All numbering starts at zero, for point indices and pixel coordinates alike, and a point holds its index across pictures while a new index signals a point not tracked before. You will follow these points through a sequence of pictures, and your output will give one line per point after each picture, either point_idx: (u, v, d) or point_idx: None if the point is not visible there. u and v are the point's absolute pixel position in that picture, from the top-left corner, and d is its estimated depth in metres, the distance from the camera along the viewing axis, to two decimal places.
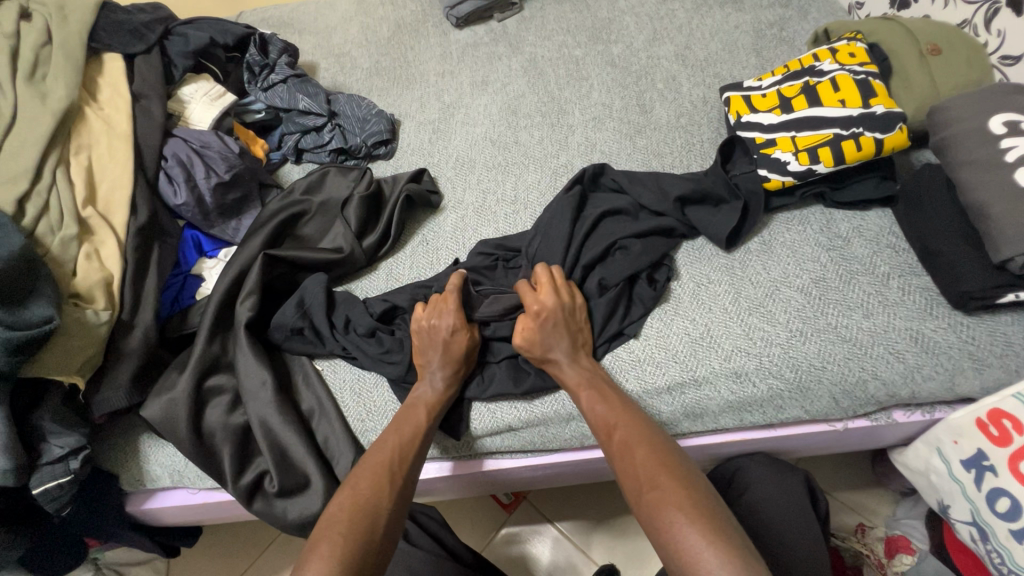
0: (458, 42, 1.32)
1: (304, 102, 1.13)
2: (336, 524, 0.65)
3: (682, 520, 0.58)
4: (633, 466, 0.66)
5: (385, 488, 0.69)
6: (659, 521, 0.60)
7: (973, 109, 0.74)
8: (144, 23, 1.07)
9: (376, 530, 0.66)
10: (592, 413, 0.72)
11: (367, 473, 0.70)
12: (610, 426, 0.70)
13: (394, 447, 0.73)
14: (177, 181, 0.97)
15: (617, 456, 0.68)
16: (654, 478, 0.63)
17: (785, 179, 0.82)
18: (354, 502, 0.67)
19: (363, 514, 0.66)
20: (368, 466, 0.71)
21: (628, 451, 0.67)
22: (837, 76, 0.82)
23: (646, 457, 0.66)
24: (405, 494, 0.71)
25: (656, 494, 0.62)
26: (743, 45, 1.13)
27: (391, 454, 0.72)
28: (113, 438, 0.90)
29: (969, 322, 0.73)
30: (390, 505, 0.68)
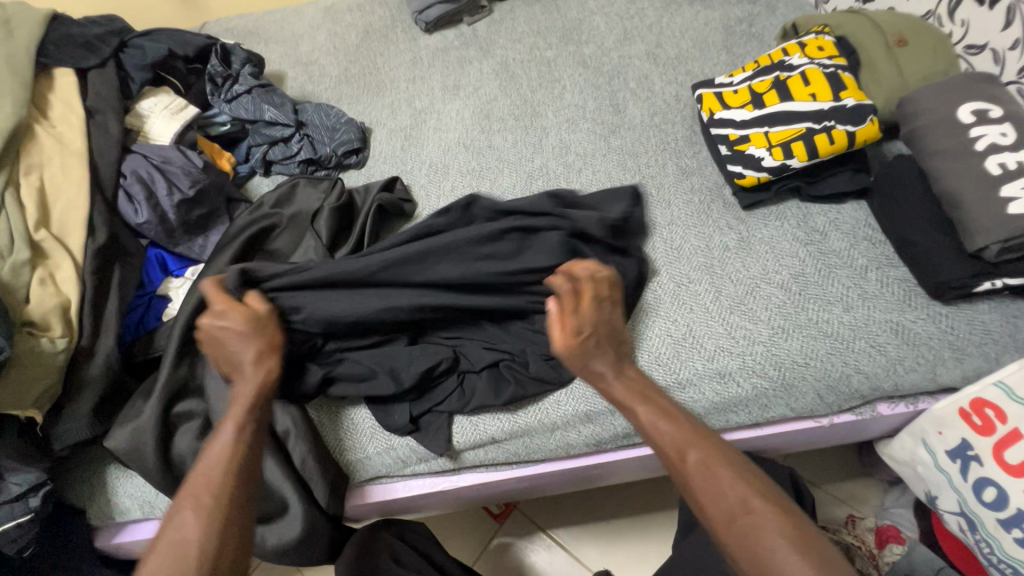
0: (427, 47, 1.30)
1: (270, 113, 1.10)
2: (158, 555, 0.59)
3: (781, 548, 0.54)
4: (714, 486, 0.59)
5: (205, 502, 0.62)
6: (751, 548, 0.55)
7: (941, 99, 0.74)
8: (98, 36, 1.04)
9: (191, 556, 0.58)
10: (656, 432, 0.64)
11: (190, 488, 0.63)
12: (680, 447, 0.62)
13: (218, 460, 0.65)
14: (137, 199, 0.94)
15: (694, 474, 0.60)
16: (748, 502, 0.57)
17: (759, 176, 0.82)
18: (184, 524, 0.60)
19: (184, 538, 0.59)
20: (191, 485, 0.63)
21: (708, 469, 0.60)
22: (806, 70, 0.82)
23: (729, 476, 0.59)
24: (238, 509, 0.63)
25: (746, 519, 0.56)
26: (714, 42, 1.13)
27: (211, 465, 0.65)
28: (78, 470, 0.86)
29: (948, 312, 0.72)
30: (213, 526, 0.60)
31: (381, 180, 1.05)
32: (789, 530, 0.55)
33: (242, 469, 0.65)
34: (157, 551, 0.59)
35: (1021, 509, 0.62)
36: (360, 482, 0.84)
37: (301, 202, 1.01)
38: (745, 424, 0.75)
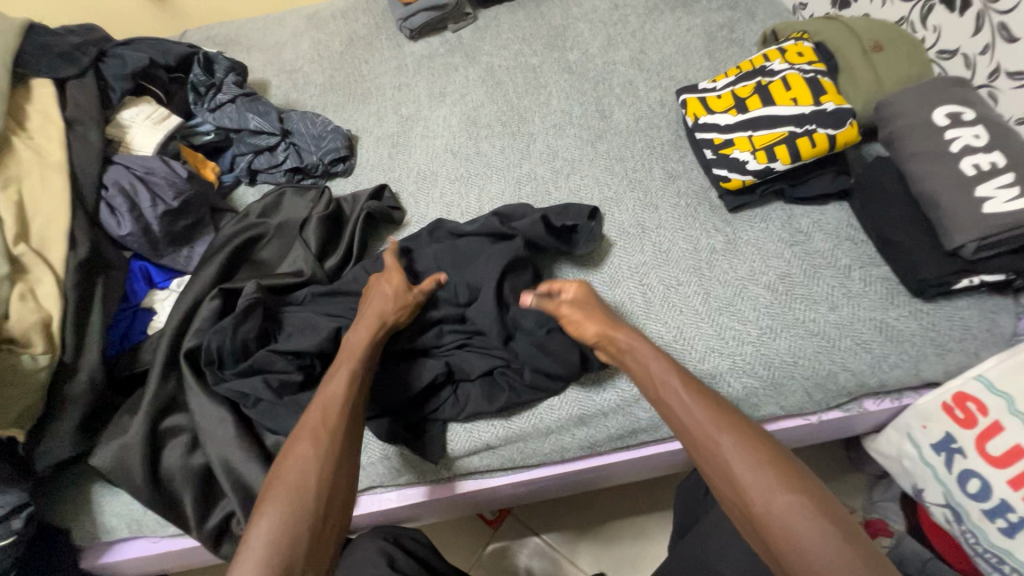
0: (413, 54, 1.30)
1: (255, 121, 1.09)
2: (279, 488, 0.60)
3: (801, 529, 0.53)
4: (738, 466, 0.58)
5: (319, 442, 0.64)
6: (780, 530, 0.54)
7: (917, 102, 0.76)
8: (76, 46, 1.02)
9: (309, 494, 0.60)
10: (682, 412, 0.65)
11: (308, 425, 0.65)
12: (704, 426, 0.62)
13: (337, 401, 0.67)
14: (120, 211, 0.92)
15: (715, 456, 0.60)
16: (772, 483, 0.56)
17: (745, 178, 0.83)
18: (298, 464, 0.61)
19: (303, 478, 0.61)
20: (306, 424, 0.65)
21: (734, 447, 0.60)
22: (787, 75, 0.84)
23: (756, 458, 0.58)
24: (349, 448, 0.65)
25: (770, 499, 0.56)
26: (696, 48, 1.15)
27: (327, 403, 0.67)
28: (62, 489, 0.84)
29: (928, 309, 0.74)
30: (329, 466, 0.62)
31: (368, 188, 1.05)
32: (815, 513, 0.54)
33: (355, 407, 0.68)
34: (274, 490, 0.60)
35: (1004, 499, 0.64)
36: (354, 493, 0.83)
37: (288, 212, 1.00)
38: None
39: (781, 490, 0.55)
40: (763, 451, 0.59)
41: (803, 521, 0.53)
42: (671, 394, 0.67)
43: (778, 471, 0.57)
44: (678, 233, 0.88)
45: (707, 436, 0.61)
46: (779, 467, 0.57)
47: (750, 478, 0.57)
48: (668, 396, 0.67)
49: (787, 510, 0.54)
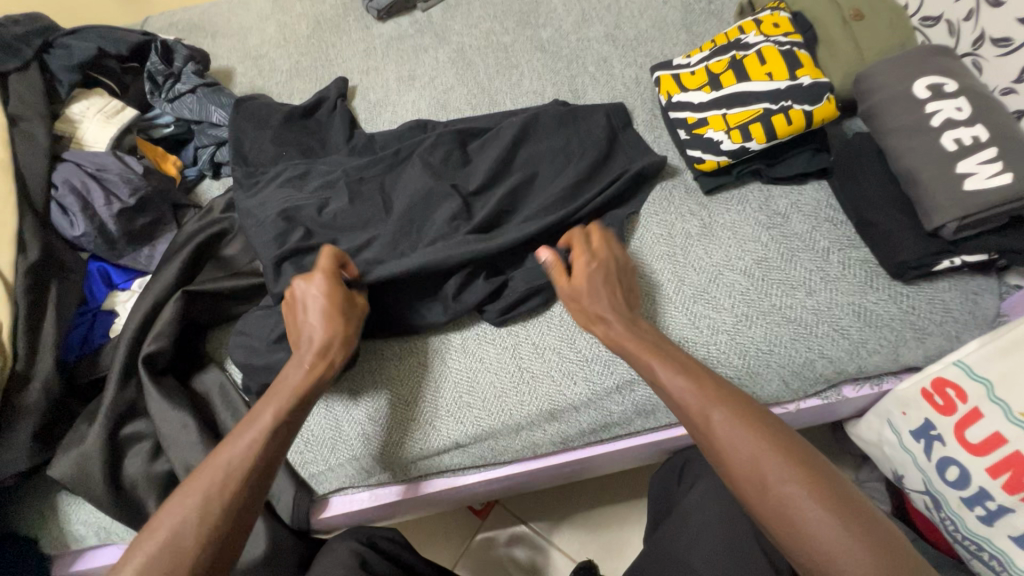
0: (381, 35, 1.24)
1: (217, 114, 1.04)
2: (160, 529, 0.55)
3: (765, 466, 0.53)
4: (742, 445, 0.54)
5: (210, 505, 0.57)
6: (774, 507, 0.51)
7: (897, 74, 0.72)
8: (19, 37, 0.98)
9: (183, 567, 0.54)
10: (677, 394, 0.60)
11: (198, 481, 0.58)
12: (702, 407, 0.58)
13: (244, 455, 0.60)
14: (71, 211, 0.88)
15: (719, 441, 0.55)
16: (752, 445, 0.54)
17: (719, 159, 0.79)
18: (175, 517, 0.56)
19: (182, 529, 0.55)
20: (201, 474, 0.59)
21: (714, 415, 0.56)
22: (762, 48, 0.80)
23: (734, 418, 0.56)
24: (243, 508, 0.58)
25: (773, 473, 0.52)
26: (673, 21, 1.09)
27: (231, 459, 0.60)
28: (27, 500, 0.82)
29: (909, 292, 0.72)
30: (218, 524, 0.56)
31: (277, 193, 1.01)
32: (794, 471, 0.52)
33: (266, 461, 0.61)
34: (153, 538, 0.55)
35: (983, 487, 0.63)
36: (325, 494, 0.80)
37: (266, 169, 0.96)
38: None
39: (835, 520, 0.49)
40: (765, 432, 0.55)
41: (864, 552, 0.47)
42: (704, 416, 0.57)
43: (778, 449, 0.53)
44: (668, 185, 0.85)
45: (764, 475, 0.52)
46: (809, 470, 0.52)
47: (818, 523, 0.49)
48: (699, 415, 0.58)
49: (845, 542, 0.48)
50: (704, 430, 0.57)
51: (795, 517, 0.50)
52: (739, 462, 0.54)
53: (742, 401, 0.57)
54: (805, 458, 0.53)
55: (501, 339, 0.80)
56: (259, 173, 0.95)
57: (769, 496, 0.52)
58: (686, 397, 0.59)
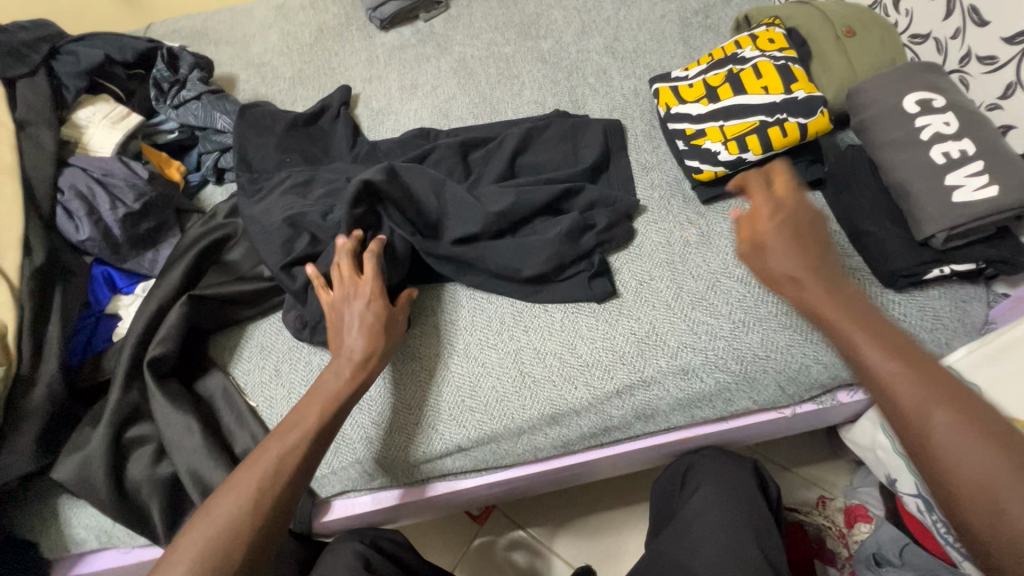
0: (384, 45, 1.26)
1: (221, 121, 1.05)
2: (211, 521, 0.57)
3: (983, 460, 0.46)
4: (961, 446, 0.47)
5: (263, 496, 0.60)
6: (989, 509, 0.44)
7: (888, 89, 0.75)
8: (26, 43, 0.99)
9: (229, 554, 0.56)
10: (892, 388, 0.52)
11: (247, 474, 0.61)
12: (919, 405, 0.50)
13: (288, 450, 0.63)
14: (77, 216, 0.89)
15: (930, 439, 0.48)
16: (956, 434, 0.47)
17: (716, 169, 0.82)
18: (229, 507, 0.58)
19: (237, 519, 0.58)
20: (252, 469, 0.61)
21: (931, 410, 0.49)
22: (758, 62, 0.82)
23: (960, 413, 0.48)
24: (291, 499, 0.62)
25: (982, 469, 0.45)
26: (670, 35, 1.12)
27: (280, 454, 0.63)
28: (29, 503, 0.82)
29: (901, 300, 0.73)
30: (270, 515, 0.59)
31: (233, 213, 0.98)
32: None
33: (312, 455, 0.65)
34: (203, 529, 0.57)
35: None
36: (327, 497, 0.81)
37: (271, 175, 0.97)
38: (698, 421, 0.77)
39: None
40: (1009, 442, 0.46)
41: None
42: (922, 413, 0.49)
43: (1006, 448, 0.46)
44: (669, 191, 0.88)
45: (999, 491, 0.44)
46: None
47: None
48: (916, 412, 0.50)
49: None
50: (919, 427, 0.49)
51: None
52: (960, 467, 0.46)
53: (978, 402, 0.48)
54: None
55: (503, 343, 0.81)
56: (264, 179, 0.96)
57: (987, 500, 0.45)
58: (905, 391, 0.50)
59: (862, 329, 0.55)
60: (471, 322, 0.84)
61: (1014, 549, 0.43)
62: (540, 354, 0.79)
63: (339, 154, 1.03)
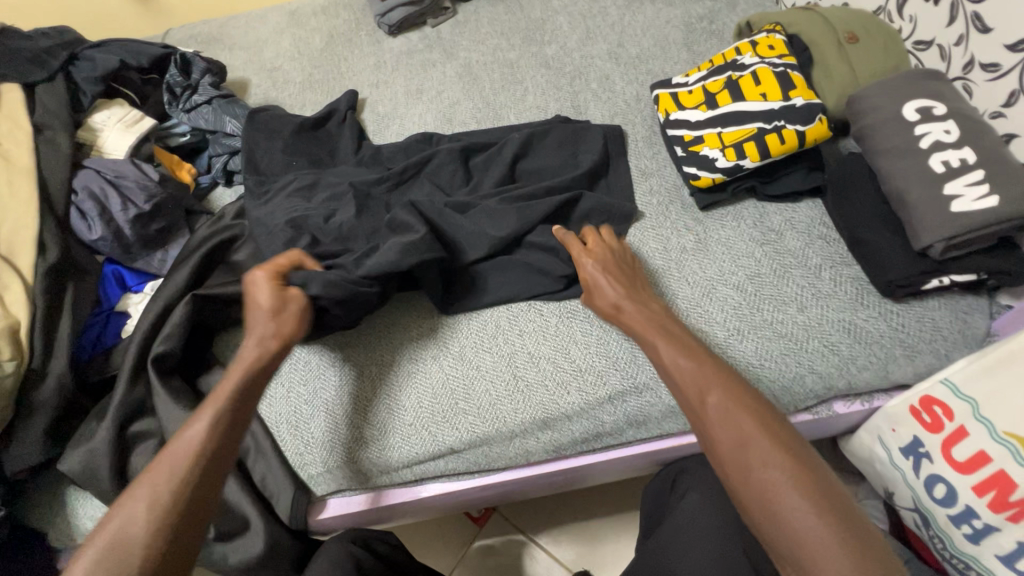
0: (391, 50, 1.28)
1: (230, 125, 1.08)
2: (113, 525, 0.55)
3: (750, 446, 0.53)
4: (737, 433, 0.54)
5: (159, 494, 0.57)
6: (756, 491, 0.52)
7: (888, 96, 0.74)
8: (46, 49, 1.02)
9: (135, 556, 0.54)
10: (681, 384, 0.60)
11: (151, 475, 0.59)
12: (699, 398, 0.58)
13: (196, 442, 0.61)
14: (90, 216, 0.92)
15: (715, 429, 0.56)
16: (726, 421, 0.55)
17: (714, 176, 0.81)
18: (134, 509, 0.56)
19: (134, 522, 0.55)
20: (155, 471, 0.59)
21: (715, 403, 0.57)
22: (757, 69, 0.81)
23: (736, 405, 0.56)
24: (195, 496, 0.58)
25: (757, 455, 0.53)
26: (675, 40, 1.12)
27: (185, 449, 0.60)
28: (38, 492, 0.85)
29: (899, 310, 0.73)
30: (178, 510, 0.57)
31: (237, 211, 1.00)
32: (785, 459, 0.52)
33: (221, 446, 0.62)
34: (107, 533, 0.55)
35: (968, 506, 0.63)
36: (323, 495, 0.82)
37: (276, 178, 1.00)
38: (690, 429, 0.77)
39: (803, 503, 0.50)
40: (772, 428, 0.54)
41: (826, 532, 0.48)
42: (701, 402, 0.58)
43: (769, 433, 0.54)
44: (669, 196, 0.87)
45: (749, 461, 0.53)
46: (797, 461, 0.52)
47: (798, 516, 0.49)
48: (697, 399, 0.58)
49: (819, 529, 0.48)
50: (701, 417, 0.57)
51: (768, 491, 0.51)
52: (730, 451, 0.54)
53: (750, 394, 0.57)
54: (789, 438, 0.54)
55: (496, 348, 0.82)
56: (270, 182, 0.99)
57: (741, 468, 0.53)
58: (689, 380, 0.59)
59: (659, 334, 0.65)
60: (465, 325, 0.84)
61: (778, 528, 0.50)
62: (534, 359, 0.80)
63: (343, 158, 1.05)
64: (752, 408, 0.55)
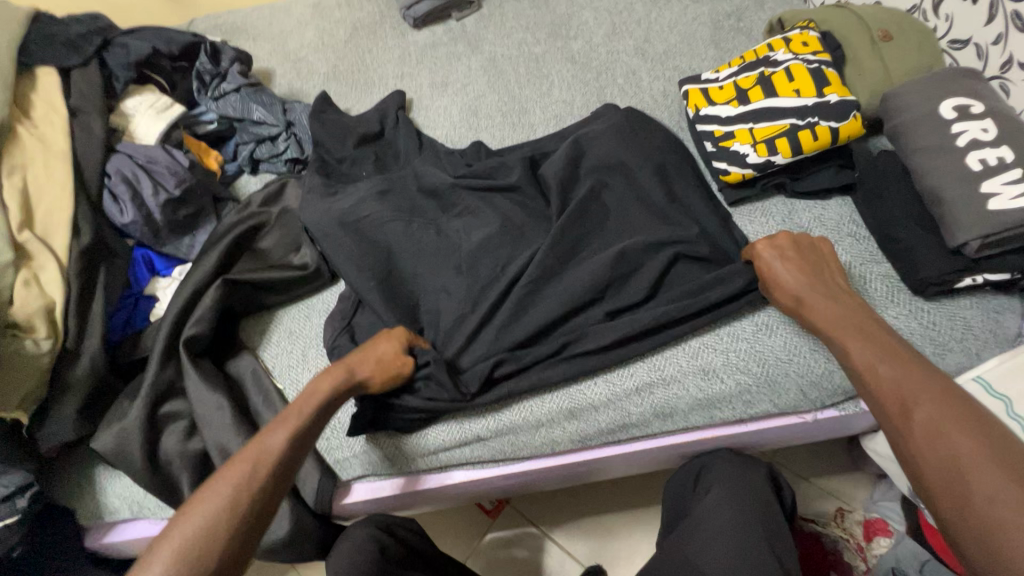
0: (416, 43, 1.29)
1: (258, 113, 1.09)
2: (193, 519, 0.58)
3: (966, 460, 0.54)
4: (948, 446, 0.55)
5: (240, 497, 0.60)
6: (958, 503, 0.52)
7: (923, 94, 0.74)
8: (80, 35, 1.03)
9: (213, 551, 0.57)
10: (879, 386, 0.61)
11: (234, 472, 0.62)
12: (903, 405, 0.59)
13: (280, 450, 0.65)
14: (122, 200, 0.93)
15: (918, 438, 0.57)
16: (935, 431, 0.56)
17: (744, 172, 0.82)
18: (213, 504, 0.59)
19: (217, 515, 0.59)
20: (233, 470, 0.62)
21: (924, 414, 0.57)
22: (791, 66, 0.81)
23: (952, 420, 0.56)
24: (264, 505, 0.61)
25: (971, 469, 0.53)
26: (702, 37, 1.12)
27: (260, 457, 0.64)
28: (68, 470, 0.86)
29: (929, 308, 0.72)
30: (250, 512, 0.60)
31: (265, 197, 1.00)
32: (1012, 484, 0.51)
33: (292, 460, 0.66)
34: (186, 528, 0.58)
35: None
36: (348, 480, 0.83)
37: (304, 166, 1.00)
38: (716, 422, 0.76)
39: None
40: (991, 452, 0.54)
41: None
42: (903, 408, 0.59)
43: (989, 454, 0.54)
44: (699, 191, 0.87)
45: (958, 469, 0.54)
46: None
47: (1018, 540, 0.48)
48: (899, 411, 0.59)
49: None
50: (900, 422, 0.59)
51: (979, 503, 0.52)
52: (936, 461, 0.55)
53: (975, 416, 0.57)
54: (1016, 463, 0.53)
55: None
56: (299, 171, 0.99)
57: (951, 475, 0.54)
58: (893, 387, 0.60)
59: (858, 337, 0.65)
60: None
61: (987, 544, 0.50)
62: None
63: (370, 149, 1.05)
64: (971, 425, 0.56)
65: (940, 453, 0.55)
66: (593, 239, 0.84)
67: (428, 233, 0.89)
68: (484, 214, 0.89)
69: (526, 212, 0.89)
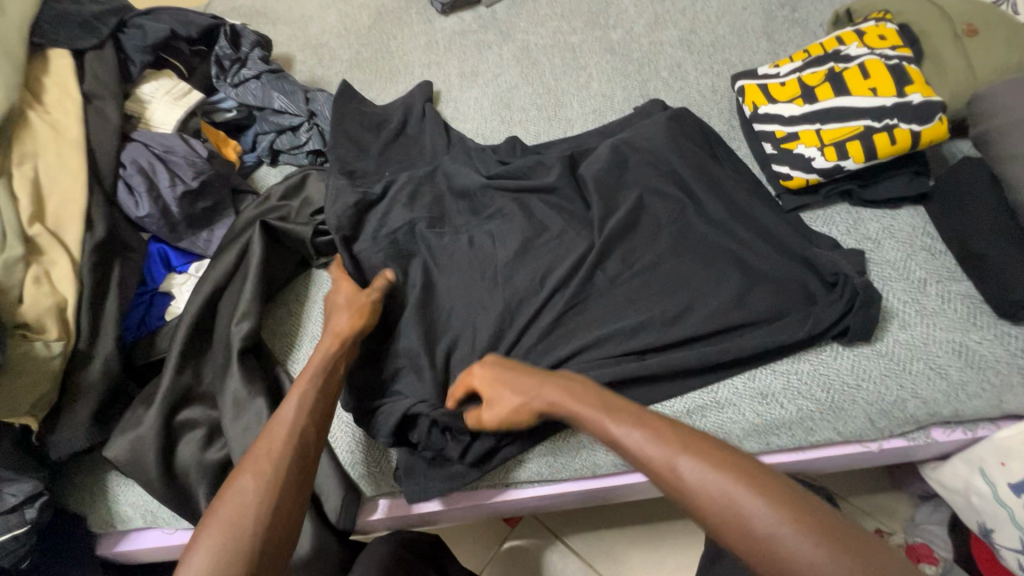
0: (444, 29, 1.22)
1: (279, 101, 1.03)
2: (221, 515, 0.55)
3: (743, 510, 0.48)
4: (721, 498, 0.49)
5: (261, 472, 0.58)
6: (768, 563, 0.46)
7: (1021, 97, 0.66)
8: (95, 14, 0.98)
9: (242, 532, 0.54)
10: (638, 451, 0.55)
11: (251, 457, 0.60)
12: (668, 462, 0.52)
13: (290, 427, 0.62)
14: (138, 191, 0.88)
15: (698, 500, 0.50)
16: (699, 482, 0.50)
17: (809, 177, 0.75)
18: (242, 490, 0.56)
19: (244, 505, 0.55)
20: (253, 455, 0.59)
21: (690, 467, 0.51)
22: (866, 61, 0.74)
23: (711, 470, 0.50)
24: (296, 472, 0.60)
25: (760, 522, 0.47)
26: (753, 29, 1.05)
27: (277, 434, 0.61)
28: (79, 476, 0.82)
29: (1017, 333, 0.67)
30: (273, 497, 0.56)
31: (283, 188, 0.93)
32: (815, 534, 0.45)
33: (306, 431, 0.63)
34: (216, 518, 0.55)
35: None
36: (373, 495, 0.79)
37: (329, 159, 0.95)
38: (773, 449, 0.70)
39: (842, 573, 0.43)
40: (756, 488, 0.49)
41: None
42: (670, 467, 0.52)
43: (758, 493, 0.48)
44: (757, 195, 0.80)
45: (738, 511, 0.48)
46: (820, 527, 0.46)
47: None
48: (664, 465, 0.52)
49: None
50: (672, 483, 0.52)
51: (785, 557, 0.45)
52: (723, 519, 0.48)
53: (711, 451, 0.52)
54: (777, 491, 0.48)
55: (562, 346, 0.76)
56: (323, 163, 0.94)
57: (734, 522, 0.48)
58: (652, 452, 0.53)
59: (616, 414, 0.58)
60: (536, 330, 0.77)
61: None
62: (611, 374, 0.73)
63: (397, 141, 1.00)
64: (728, 465, 0.51)
65: (717, 508, 0.49)
66: (639, 247, 0.78)
67: (459, 234, 0.83)
68: (519, 215, 0.83)
69: (566, 215, 0.83)
